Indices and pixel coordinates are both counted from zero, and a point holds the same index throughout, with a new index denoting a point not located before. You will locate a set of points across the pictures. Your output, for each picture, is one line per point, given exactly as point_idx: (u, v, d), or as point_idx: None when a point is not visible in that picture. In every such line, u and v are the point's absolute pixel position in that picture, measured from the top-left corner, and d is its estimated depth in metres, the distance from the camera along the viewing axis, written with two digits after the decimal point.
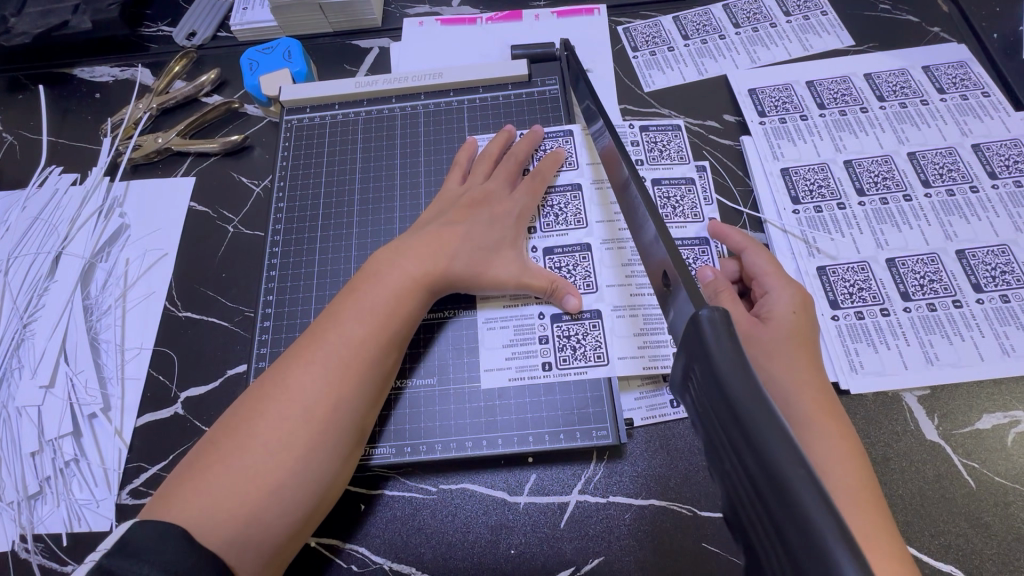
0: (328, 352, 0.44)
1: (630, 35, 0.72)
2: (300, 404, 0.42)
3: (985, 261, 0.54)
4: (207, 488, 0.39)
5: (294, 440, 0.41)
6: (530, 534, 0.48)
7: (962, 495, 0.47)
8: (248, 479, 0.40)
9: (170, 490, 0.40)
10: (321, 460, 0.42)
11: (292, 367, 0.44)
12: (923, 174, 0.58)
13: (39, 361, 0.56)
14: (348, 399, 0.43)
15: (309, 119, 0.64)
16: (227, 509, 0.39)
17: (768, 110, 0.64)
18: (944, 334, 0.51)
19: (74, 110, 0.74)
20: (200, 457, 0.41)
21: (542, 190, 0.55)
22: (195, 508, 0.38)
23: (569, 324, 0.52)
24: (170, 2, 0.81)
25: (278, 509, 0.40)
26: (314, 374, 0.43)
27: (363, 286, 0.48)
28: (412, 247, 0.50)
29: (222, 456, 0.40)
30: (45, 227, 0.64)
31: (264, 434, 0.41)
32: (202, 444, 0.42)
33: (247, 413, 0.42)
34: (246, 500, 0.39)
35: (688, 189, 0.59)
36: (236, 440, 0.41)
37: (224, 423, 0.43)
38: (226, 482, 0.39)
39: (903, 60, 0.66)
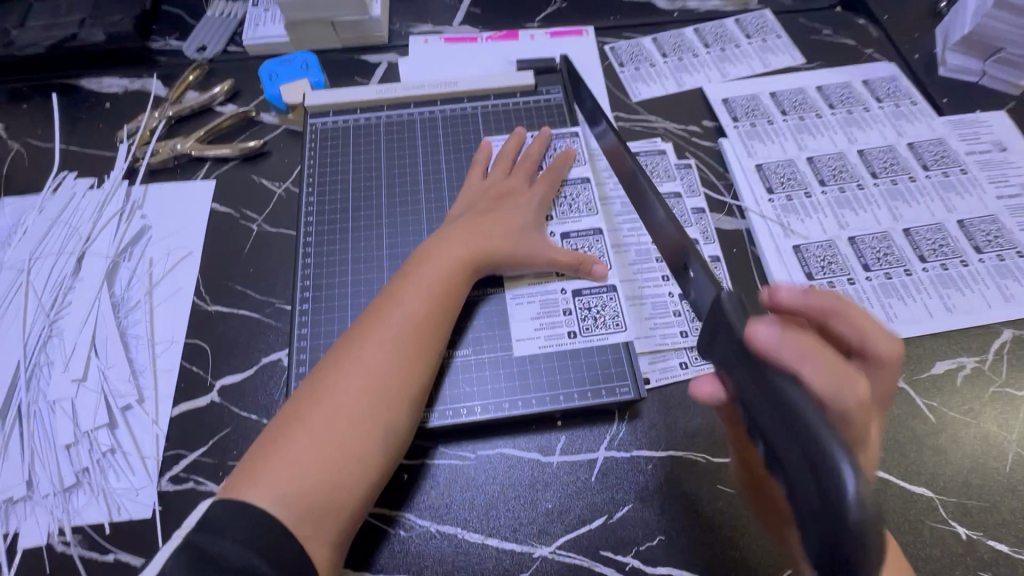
0: (390, 332, 0.49)
1: (616, 53, 0.81)
2: (369, 379, 0.47)
3: (927, 237, 0.64)
4: (290, 460, 0.44)
5: (372, 408, 0.46)
6: (565, 489, 0.53)
7: (925, 429, 0.55)
8: (326, 449, 0.44)
9: (252, 465, 0.44)
10: (393, 427, 0.47)
11: (358, 345, 0.49)
12: (871, 168, 0.69)
13: (70, 357, 0.57)
14: (410, 373, 0.49)
15: (333, 122, 0.69)
16: (313, 476, 0.43)
17: (739, 116, 0.74)
18: (900, 297, 0.61)
19: (84, 118, 0.76)
20: (276, 433, 0.45)
21: (556, 181, 0.62)
22: (282, 479, 0.43)
23: (589, 297, 0.58)
24: (178, 20, 0.85)
25: (357, 473, 0.45)
26: (385, 350, 0.48)
27: (415, 271, 0.53)
28: (453, 236, 0.56)
29: (299, 430, 0.45)
30: (66, 229, 0.65)
31: (343, 405, 0.46)
32: (277, 422, 0.46)
33: (320, 390, 0.47)
34: (328, 468, 0.44)
35: (677, 201, 0.67)
36: (311, 415, 0.46)
37: (296, 402, 0.47)
38: (308, 454, 0.44)
39: (847, 75, 0.77)
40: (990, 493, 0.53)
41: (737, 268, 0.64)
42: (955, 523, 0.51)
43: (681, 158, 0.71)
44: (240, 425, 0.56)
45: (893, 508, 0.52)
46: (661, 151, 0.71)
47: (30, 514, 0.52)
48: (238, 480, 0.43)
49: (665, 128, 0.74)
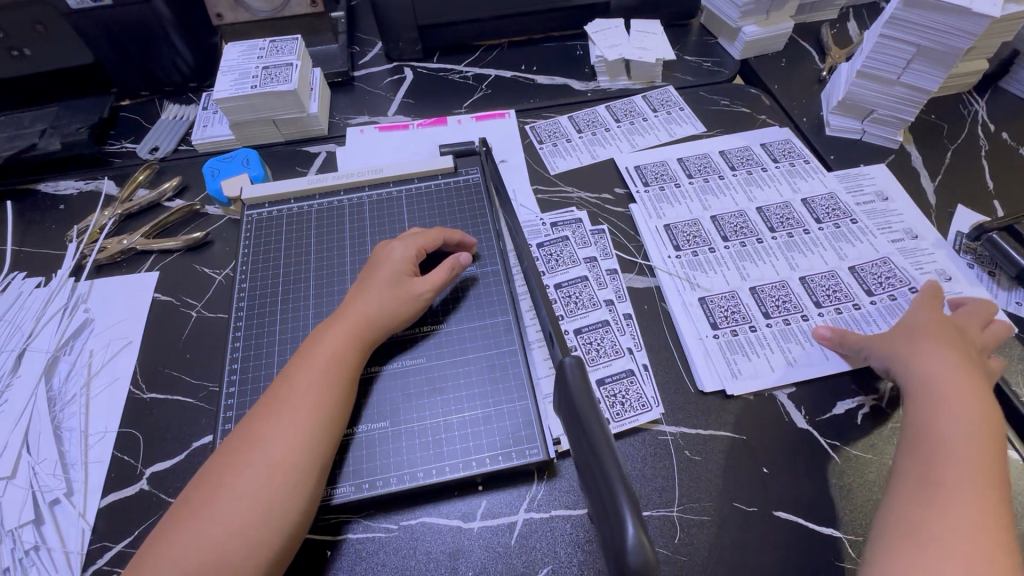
0: (279, 410, 0.53)
1: (536, 132, 0.89)
2: (256, 454, 0.51)
3: (820, 284, 0.70)
4: (178, 545, 0.46)
5: (256, 483, 0.49)
6: (487, 555, 0.54)
7: (831, 468, 0.58)
8: (211, 528, 0.47)
9: (146, 556, 0.46)
10: (278, 498, 0.49)
11: (251, 424, 0.53)
12: (769, 223, 0.76)
13: (2, 454, 0.59)
14: (299, 444, 0.52)
15: (268, 212, 0.75)
16: (196, 555, 0.46)
17: (649, 181, 0.81)
18: (799, 342, 0.65)
19: (37, 220, 0.81)
20: (173, 519, 0.48)
21: (457, 268, 0.65)
22: (172, 564, 0.45)
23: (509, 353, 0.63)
24: (135, 125, 0.92)
25: (242, 549, 0.46)
26: (272, 426, 0.52)
27: (310, 347, 0.58)
28: (349, 310, 0.60)
29: (192, 514, 0.48)
30: (9, 328, 0.68)
31: (231, 484, 0.49)
32: (175, 509, 0.49)
33: (215, 472, 0.50)
34: (212, 546, 0.46)
35: (585, 285, 0.70)
36: (204, 499, 0.49)
37: (193, 488, 0.50)
38: (194, 535, 0.47)
39: (746, 139, 0.86)
40: None
41: (649, 325, 0.68)
42: None
43: (595, 224, 0.77)
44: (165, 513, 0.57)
45: (806, 551, 0.53)
46: (577, 220, 0.77)
47: None
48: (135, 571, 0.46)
49: (581, 198, 0.80)
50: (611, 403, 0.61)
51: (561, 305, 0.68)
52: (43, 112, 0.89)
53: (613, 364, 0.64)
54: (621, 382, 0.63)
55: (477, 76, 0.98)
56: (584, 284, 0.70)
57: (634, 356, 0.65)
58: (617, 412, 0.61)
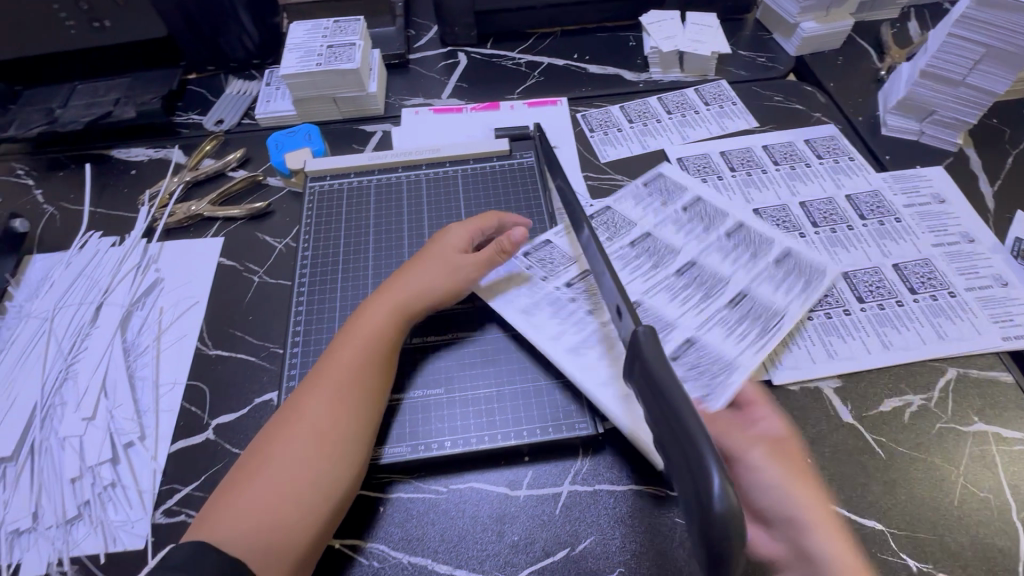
0: (331, 379, 0.56)
1: (587, 120, 0.90)
2: (309, 424, 0.53)
3: (865, 280, 0.69)
4: (242, 499, 0.50)
5: (310, 452, 0.52)
6: (532, 522, 0.56)
7: (876, 464, 0.58)
8: (268, 493, 0.50)
9: (210, 512, 0.50)
10: (329, 466, 0.52)
11: (299, 396, 0.56)
12: (812, 218, 0.75)
13: (83, 397, 0.63)
14: (346, 415, 0.55)
15: (329, 185, 0.78)
16: (256, 518, 0.48)
17: (692, 172, 0.82)
18: (840, 335, 0.65)
19: (111, 184, 0.85)
20: (236, 474, 0.52)
21: (510, 248, 0.66)
22: (235, 516, 0.49)
23: (562, 322, 0.65)
24: (201, 98, 0.96)
25: (297, 513, 0.49)
26: (319, 396, 0.55)
27: (353, 325, 0.61)
28: (393, 288, 0.63)
29: (255, 471, 0.51)
30: (88, 282, 0.72)
31: (287, 452, 0.52)
32: (238, 465, 0.53)
33: (273, 432, 0.54)
34: (270, 510, 0.49)
35: (632, 271, 0.72)
36: (264, 457, 0.52)
37: (254, 447, 0.53)
38: (253, 498, 0.50)
39: (792, 135, 0.85)
40: (941, 527, 0.54)
41: None
42: (908, 557, 0.53)
43: (644, 213, 0.78)
44: (230, 462, 0.60)
45: (846, 541, 0.54)
46: (627, 208, 0.78)
47: (33, 544, 0.56)
48: (202, 520, 0.49)
49: (630, 186, 0.81)
50: None
51: None
52: (118, 82, 0.93)
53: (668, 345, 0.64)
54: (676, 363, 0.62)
55: (529, 63, 1.00)
56: (633, 271, 0.71)
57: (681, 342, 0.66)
58: None
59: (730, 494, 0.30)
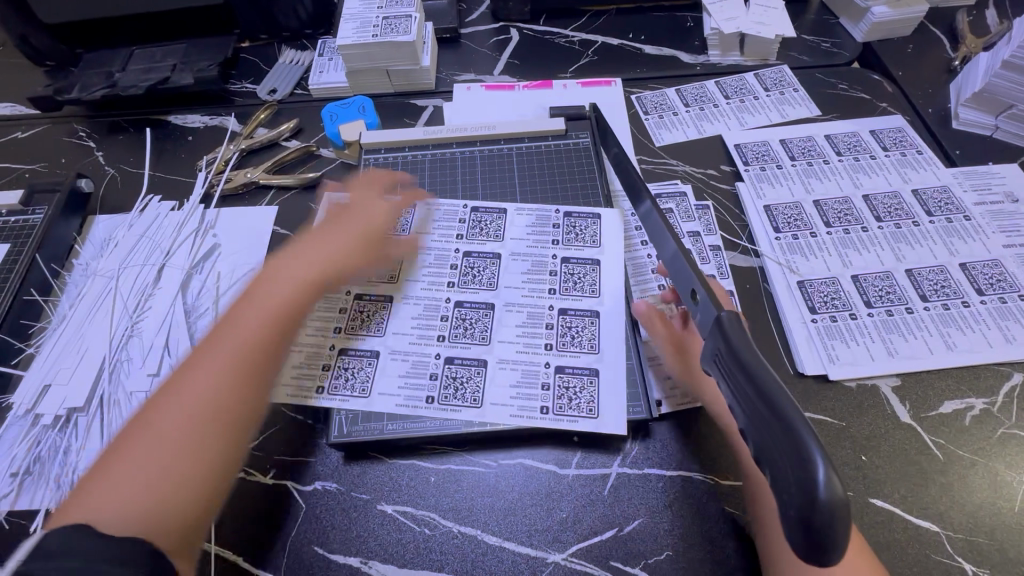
0: (224, 354, 0.56)
1: (641, 102, 0.88)
2: (200, 398, 0.53)
3: (928, 278, 0.67)
4: (129, 455, 0.49)
5: (192, 425, 0.51)
6: (582, 500, 0.57)
7: (932, 466, 0.57)
8: (154, 460, 0.49)
9: (102, 469, 0.49)
10: (214, 440, 0.51)
11: (201, 368, 0.55)
12: (876, 212, 0.73)
13: (148, 354, 0.65)
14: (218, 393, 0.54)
15: (383, 159, 0.78)
16: (176, 487, 0.48)
17: (750, 160, 0.80)
18: (901, 333, 0.64)
19: (169, 148, 0.87)
20: (139, 429, 0.51)
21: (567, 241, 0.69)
22: (169, 480, 0.48)
23: (580, 316, 0.65)
24: (254, 66, 0.97)
25: (193, 483, 0.49)
26: (210, 370, 0.55)
27: (239, 307, 0.60)
28: (277, 274, 0.64)
29: (135, 432, 0.51)
30: (150, 244, 0.74)
31: (174, 422, 0.51)
32: (161, 421, 0.51)
33: (174, 394, 0.53)
34: (183, 479, 0.48)
35: None
36: (158, 420, 0.51)
37: (152, 403, 0.53)
38: (147, 464, 0.48)
39: (855, 125, 0.82)
40: (999, 533, 0.53)
41: (750, 302, 0.68)
42: (962, 559, 0.52)
43: (699, 199, 0.76)
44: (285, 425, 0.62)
45: (899, 539, 0.53)
46: (682, 193, 0.77)
47: None
48: (140, 471, 0.48)
49: (685, 171, 0.80)
50: None
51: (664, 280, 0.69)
52: (174, 47, 0.94)
53: None
54: None
55: (583, 41, 0.98)
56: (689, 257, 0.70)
57: None
58: None
59: (836, 483, 0.30)
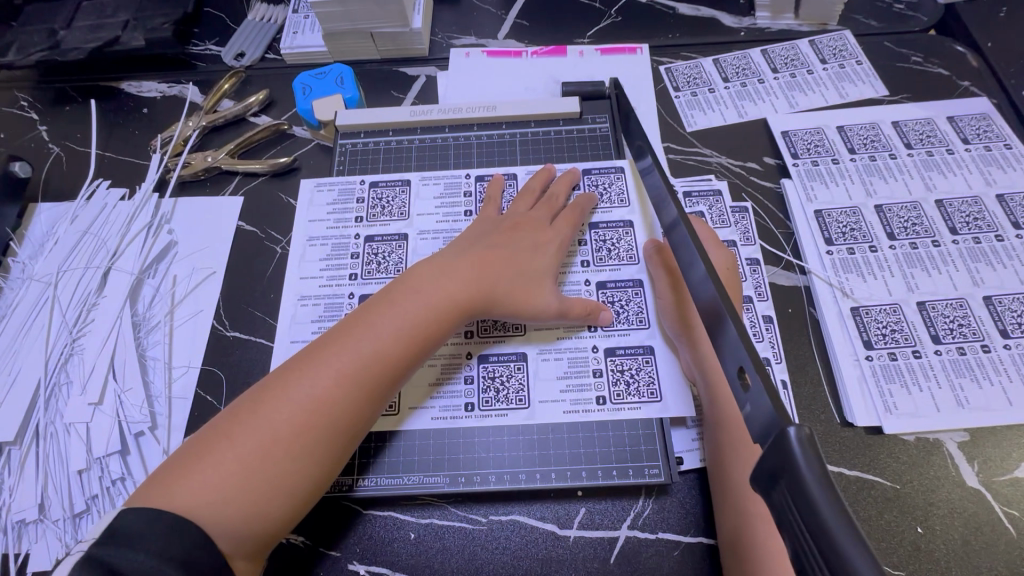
0: (383, 343, 0.47)
1: (672, 75, 0.74)
2: (325, 396, 0.45)
3: (1011, 308, 0.56)
4: (202, 478, 0.41)
5: (305, 428, 0.44)
6: (584, 568, 0.49)
7: (1004, 543, 0.48)
8: (281, 471, 0.43)
9: (162, 482, 0.42)
10: (331, 442, 0.45)
11: (336, 359, 0.46)
12: (950, 222, 0.61)
13: (89, 377, 0.56)
14: (352, 387, 0.46)
15: (364, 144, 0.66)
16: (227, 504, 0.41)
17: (800, 152, 0.67)
18: (973, 377, 0.53)
19: (121, 123, 0.75)
20: (285, 451, 0.43)
21: (578, 219, 0.59)
22: (237, 498, 0.41)
23: (612, 292, 0.57)
24: (220, 23, 0.83)
25: (279, 499, 0.43)
26: (351, 363, 0.46)
27: (393, 292, 0.50)
28: (441, 264, 0.53)
29: (212, 447, 0.43)
30: (95, 241, 0.64)
31: (252, 427, 0.43)
32: (307, 442, 0.44)
33: (324, 412, 0.44)
34: (233, 495, 0.41)
35: None
36: (312, 443, 0.44)
37: (274, 416, 0.44)
38: (208, 478, 0.41)
39: (930, 110, 0.68)
40: None
41: (792, 331, 0.57)
42: None
43: (736, 200, 0.64)
44: None
45: None
46: (716, 192, 0.65)
47: (40, 536, 0.51)
48: (190, 494, 0.41)
49: (721, 164, 0.67)
50: None
51: None
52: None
53: None
54: None
55: None
56: None
57: (773, 369, 0.55)
58: None
59: None
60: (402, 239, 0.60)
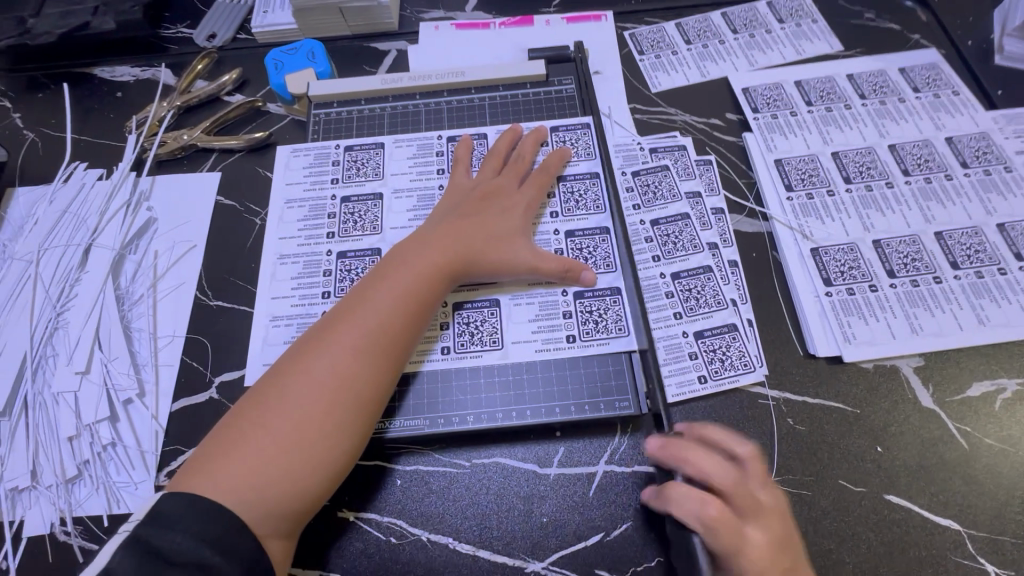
0: (391, 315, 0.49)
1: (636, 40, 0.76)
2: (339, 370, 0.46)
3: (960, 242, 0.59)
4: (233, 460, 0.43)
5: (326, 401, 0.45)
6: (565, 501, 0.51)
7: (957, 456, 0.51)
8: (309, 443, 0.44)
9: (194, 469, 0.43)
10: (354, 413, 0.46)
11: (347, 334, 0.48)
12: (903, 164, 0.64)
13: (75, 348, 0.58)
14: (367, 359, 0.47)
15: (337, 114, 0.68)
16: (259, 480, 0.42)
17: (760, 106, 0.69)
18: (927, 306, 0.56)
19: (96, 107, 0.76)
20: (311, 425, 0.44)
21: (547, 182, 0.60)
22: (270, 474, 0.43)
23: (580, 239, 0.59)
24: (189, 7, 0.84)
25: (310, 472, 0.44)
26: (362, 336, 0.48)
27: (392, 268, 0.52)
28: (435, 237, 0.54)
29: (239, 433, 0.44)
30: (74, 220, 0.65)
31: (274, 408, 0.45)
32: (332, 413, 0.45)
33: (347, 385, 0.46)
34: (265, 472, 0.43)
35: (685, 224, 0.61)
36: (334, 415, 0.45)
37: (296, 394, 0.45)
38: (238, 459, 0.43)
39: (882, 63, 0.71)
40: None
41: (756, 272, 0.60)
42: (984, 561, 0.47)
43: (701, 153, 0.67)
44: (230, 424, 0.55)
45: (918, 541, 0.48)
46: (681, 147, 0.67)
47: (34, 502, 0.53)
48: (225, 477, 0.42)
49: (685, 121, 0.69)
50: (712, 357, 0.55)
51: (656, 249, 0.60)
52: None
53: (690, 259, 0.59)
54: (697, 279, 0.58)
55: None
56: (687, 220, 0.61)
57: (739, 309, 0.57)
58: (691, 308, 0.57)
59: None
60: (376, 197, 0.62)
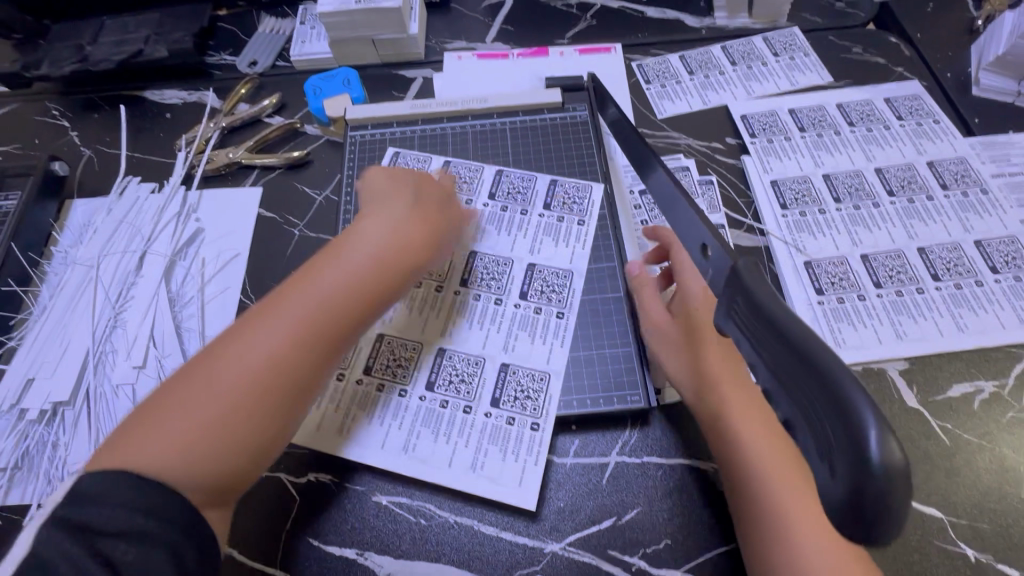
0: (337, 298, 0.51)
1: (643, 70, 0.83)
2: (282, 347, 0.48)
3: (941, 256, 0.65)
4: (162, 429, 0.43)
5: (265, 379, 0.47)
6: (580, 488, 0.56)
7: (939, 450, 0.56)
8: (245, 418, 0.46)
9: (121, 438, 0.43)
10: (292, 390, 0.48)
11: (292, 314, 0.49)
12: (888, 186, 0.70)
13: (133, 345, 0.63)
14: (308, 338, 0.49)
15: (371, 136, 0.75)
16: (191, 451, 0.43)
17: (757, 132, 0.76)
18: (910, 315, 0.62)
19: (147, 127, 0.83)
20: (249, 399, 0.46)
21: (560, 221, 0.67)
22: (202, 445, 0.44)
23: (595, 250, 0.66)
24: (232, 37, 0.91)
25: (242, 445, 0.45)
26: (304, 316, 0.50)
27: (339, 253, 0.54)
28: (388, 227, 0.57)
29: (168, 404, 0.45)
30: (130, 229, 0.71)
31: (214, 380, 0.46)
32: (271, 389, 0.47)
33: (286, 362, 0.48)
34: (199, 444, 0.44)
35: None
36: (274, 391, 0.47)
37: (234, 367, 0.47)
38: (169, 428, 0.44)
39: (869, 93, 0.78)
40: (1004, 518, 0.52)
41: None
42: (965, 546, 0.51)
43: (703, 174, 0.73)
44: None
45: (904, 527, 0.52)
46: (684, 168, 0.73)
47: None
48: (155, 446, 0.43)
49: (689, 145, 0.76)
50: None
51: None
52: (146, 17, 0.87)
53: None
54: None
55: (581, 4, 0.91)
56: None
57: None
58: None
59: (892, 448, 0.27)
60: None
